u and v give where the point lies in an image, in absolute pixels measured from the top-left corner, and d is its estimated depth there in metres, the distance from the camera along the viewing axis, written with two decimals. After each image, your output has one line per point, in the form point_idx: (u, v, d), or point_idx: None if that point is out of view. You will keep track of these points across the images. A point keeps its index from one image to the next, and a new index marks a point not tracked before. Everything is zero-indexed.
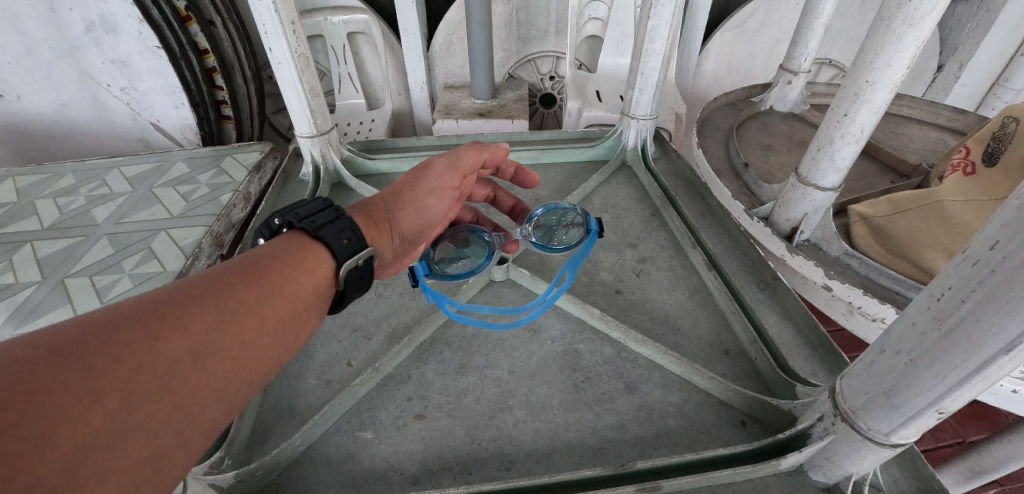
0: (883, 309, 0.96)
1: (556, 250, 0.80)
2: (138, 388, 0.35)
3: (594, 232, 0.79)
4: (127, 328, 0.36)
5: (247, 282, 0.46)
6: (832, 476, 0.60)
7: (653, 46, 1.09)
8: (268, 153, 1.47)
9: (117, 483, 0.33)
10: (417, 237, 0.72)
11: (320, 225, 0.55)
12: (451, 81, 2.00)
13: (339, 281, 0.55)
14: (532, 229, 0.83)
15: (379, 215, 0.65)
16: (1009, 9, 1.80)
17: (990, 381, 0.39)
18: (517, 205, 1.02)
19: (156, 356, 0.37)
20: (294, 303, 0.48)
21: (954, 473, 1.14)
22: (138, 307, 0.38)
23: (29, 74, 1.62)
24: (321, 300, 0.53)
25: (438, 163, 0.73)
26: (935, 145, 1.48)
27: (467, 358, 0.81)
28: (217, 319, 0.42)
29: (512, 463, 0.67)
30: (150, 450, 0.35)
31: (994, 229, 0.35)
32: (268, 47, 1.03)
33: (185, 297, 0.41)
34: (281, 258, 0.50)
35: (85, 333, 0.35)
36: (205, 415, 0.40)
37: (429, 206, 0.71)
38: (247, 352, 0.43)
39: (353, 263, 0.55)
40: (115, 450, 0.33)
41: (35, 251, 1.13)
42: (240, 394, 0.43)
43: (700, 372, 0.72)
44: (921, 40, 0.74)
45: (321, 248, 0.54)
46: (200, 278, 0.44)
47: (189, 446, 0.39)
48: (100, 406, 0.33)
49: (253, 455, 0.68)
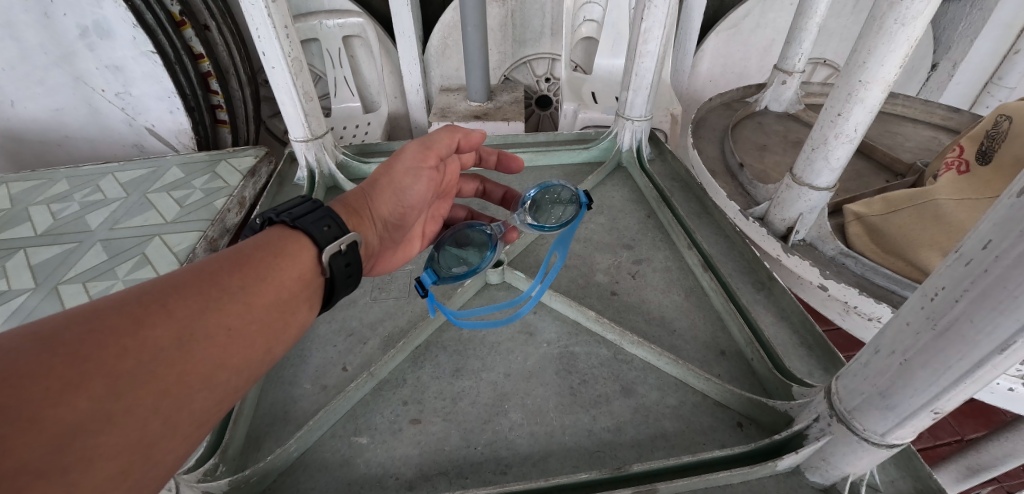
0: (879, 308, 0.96)
1: (555, 228, 0.79)
2: (125, 373, 0.35)
3: (586, 204, 0.81)
4: (114, 316, 0.37)
5: (232, 271, 0.46)
6: (829, 476, 0.60)
7: (648, 47, 1.09)
8: (262, 157, 1.47)
9: (105, 468, 0.33)
10: (401, 220, 0.72)
11: (298, 215, 0.55)
12: (446, 83, 2.01)
13: (323, 268, 0.54)
14: (528, 211, 0.82)
15: (358, 201, 0.64)
16: (1003, 8, 1.81)
17: (984, 381, 0.39)
18: (507, 194, 1.01)
19: (140, 342, 0.37)
20: (280, 291, 0.49)
21: (952, 472, 1.14)
22: (124, 297, 0.39)
23: (22, 80, 1.61)
24: (309, 290, 0.52)
25: (410, 146, 0.73)
26: (930, 143, 1.49)
27: (463, 362, 0.80)
28: (203, 307, 0.42)
29: (508, 467, 0.66)
30: (138, 437, 0.35)
31: (986, 229, 0.35)
32: (261, 51, 1.03)
33: (171, 288, 0.42)
34: (264, 247, 0.50)
35: (71, 321, 0.36)
36: (194, 403, 0.40)
37: (407, 188, 0.71)
38: (234, 339, 0.43)
39: (336, 248, 0.54)
40: (102, 435, 0.33)
41: (28, 258, 1.12)
42: (230, 385, 0.43)
43: (696, 373, 0.72)
44: (914, 39, 0.74)
45: (302, 237, 0.54)
46: (184, 270, 0.44)
47: (178, 436, 0.39)
48: (86, 390, 0.33)
49: (246, 462, 0.68)
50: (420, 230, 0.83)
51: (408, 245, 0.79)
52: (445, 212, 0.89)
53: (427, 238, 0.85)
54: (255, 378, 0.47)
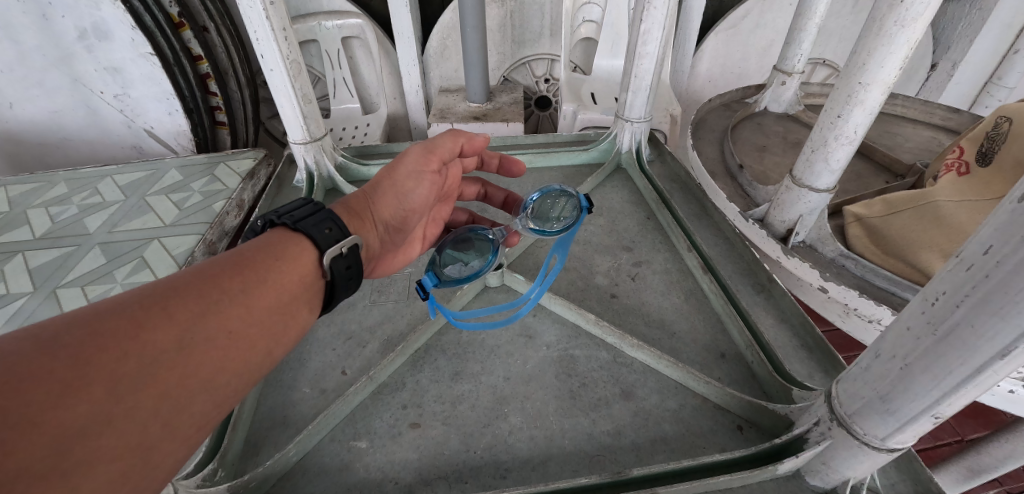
0: (879, 310, 0.96)
1: (556, 233, 0.79)
2: (125, 376, 0.35)
3: (586, 208, 0.80)
4: (114, 318, 0.37)
5: (233, 273, 0.46)
6: (829, 480, 0.60)
7: (647, 49, 1.09)
8: (261, 160, 1.47)
9: (105, 471, 0.33)
10: (403, 224, 0.71)
11: (299, 218, 0.55)
12: (446, 84, 2.00)
13: (324, 271, 0.54)
14: (529, 215, 0.82)
15: (360, 204, 0.64)
16: (1001, 8, 1.81)
17: (985, 387, 0.39)
18: (508, 198, 1.00)
19: (141, 345, 0.37)
20: (280, 294, 0.48)
21: (953, 473, 1.14)
22: (125, 299, 0.39)
23: (20, 82, 1.60)
24: (310, 293, 0.52)
25: (413, 150, 0.73)
26: (929, 144, 1.48)
27: (463, 365, 0.80)
28: (203, 309, 0.42)
29: (508, 472, 0.66)
30: (138, 440, 0.35)
31: (987, 234, 0.35)
32: (259, 54, 1.03)
33: (172, 289, 0.42)
34: (265, 250, 0.50)
35: (71, 324, 0.35)
36: (196, 405, 0.40)
37: (409, 191, 0.71)
38: (235, 341, 0.43)
39: (337, 250, 0.54)
40: (102, 437, 0.33)
41: (26, 262, 1.12)
42: (230, 387, 0.43)
43: (696, 376, 0.72)
44: (914, 41, 0.74)
45: (303, 239, 0.54)
46: (185, 272, 0.44)
47: (178, 438, 0.38)
48: (87, 393, 0.33)
49: (245, 467, 0.67)
50: (421, 233, 0.82)
51: (408, 248, 0.79)
52: (446, 215, 0.89)
53: (428, 241, 0.85)
54: (256, 380, 0.46)
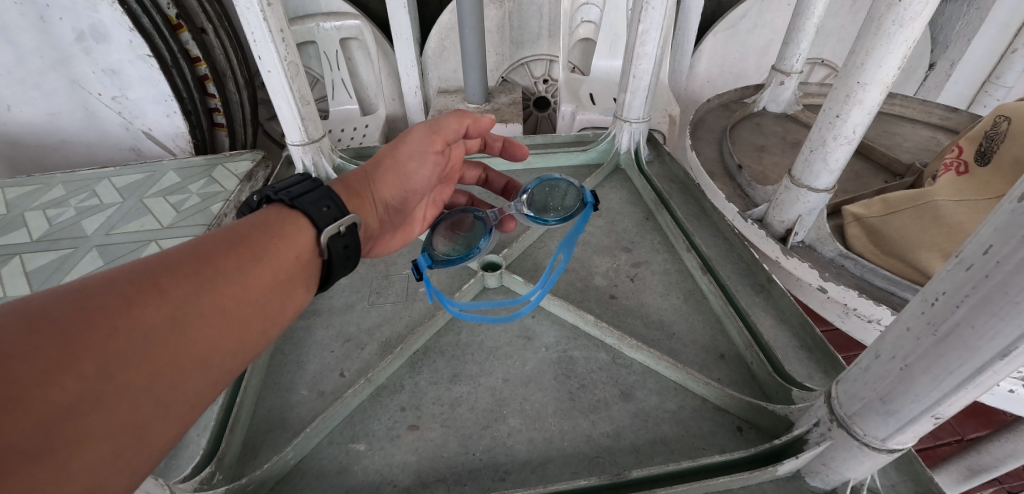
0: (879, 310, 0.96)
1: (553, 222, 0.79)
2: (116, 353, 0.35)
3: (591, 204, 0.79)
4: (104, 295, 0.36)
5: (227, 253, 0.46)
6: (829, 481, 0.59)
7: (646, 49, 1.08)
8: (259, 161, 1.47)
9: (97, 450, 0.33)
10: (402, 204, 0.71)
11: (296, 195, 0.55)
12: (445, 85, 2.01)
13: (322, 249, 0.54)
14: (526, 202, 0.82)
15: (360, 183, 0.64)
16: (999, 7, 1.82)
17: (986, 387, 0.38)
18: (510, 184, 1.01)
19: (132, 322, 0.36)
20: (275, 273, 0.48)
21: (953, 473, 1.14)
22: (115, 276, 0.38)
23: (17, 85, 1.60)
24: (307, 270, 0.53)
25: (416, 129, 0.72)
26: (928, 143, 1.49)
27: (461, 367, 0.80)
28: (196, 287, 0.41)
29: (507, 474, 0.66)
30: (131, 418, 0.35)
31: (987, 235, 0.35)
32: (257, 55, 1.02)
33: (164, 267, 0.41)
34: (260, 229, 0.50)
35: (60, 300, 0.35)
36: (189, 385, 0.39)
37: (411, 172, 0.71)
38: (229, 320, 0.43)
39: (335, 229, 0.55)
40: (92, 415, 0.32)
41: (23, 265, 1.12)
42: (223, 367, 0.43)
43: (695, 377, 0.72)
44: (911, 40, 0.74)
45: (299, 217, 0.54)
46: (178, 250, 0.44)
47: (172, 417, 0.38)
48: (76, 370, 0.32)
49: (243, 470, 0.67)
50: (422, 214, 0.83)
51: (409, 228, 0.79)
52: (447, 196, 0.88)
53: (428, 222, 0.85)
54: (250, 359, 0.46)
